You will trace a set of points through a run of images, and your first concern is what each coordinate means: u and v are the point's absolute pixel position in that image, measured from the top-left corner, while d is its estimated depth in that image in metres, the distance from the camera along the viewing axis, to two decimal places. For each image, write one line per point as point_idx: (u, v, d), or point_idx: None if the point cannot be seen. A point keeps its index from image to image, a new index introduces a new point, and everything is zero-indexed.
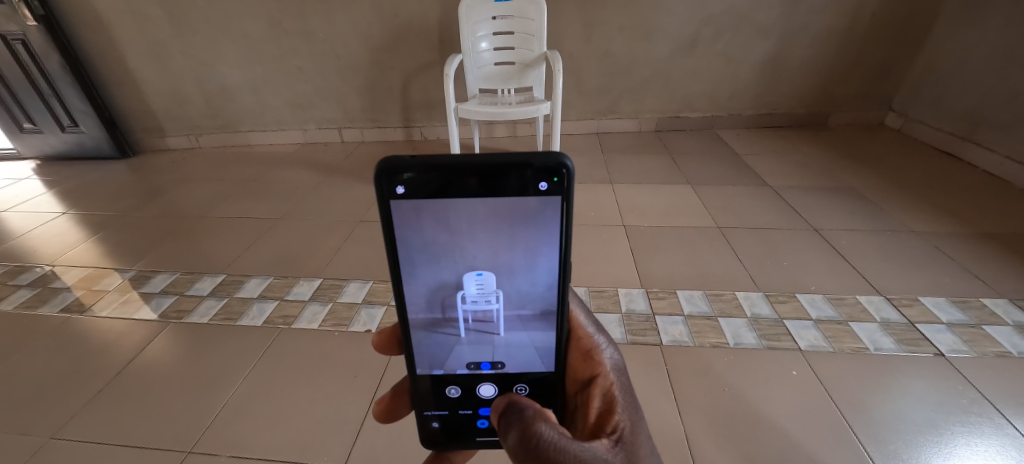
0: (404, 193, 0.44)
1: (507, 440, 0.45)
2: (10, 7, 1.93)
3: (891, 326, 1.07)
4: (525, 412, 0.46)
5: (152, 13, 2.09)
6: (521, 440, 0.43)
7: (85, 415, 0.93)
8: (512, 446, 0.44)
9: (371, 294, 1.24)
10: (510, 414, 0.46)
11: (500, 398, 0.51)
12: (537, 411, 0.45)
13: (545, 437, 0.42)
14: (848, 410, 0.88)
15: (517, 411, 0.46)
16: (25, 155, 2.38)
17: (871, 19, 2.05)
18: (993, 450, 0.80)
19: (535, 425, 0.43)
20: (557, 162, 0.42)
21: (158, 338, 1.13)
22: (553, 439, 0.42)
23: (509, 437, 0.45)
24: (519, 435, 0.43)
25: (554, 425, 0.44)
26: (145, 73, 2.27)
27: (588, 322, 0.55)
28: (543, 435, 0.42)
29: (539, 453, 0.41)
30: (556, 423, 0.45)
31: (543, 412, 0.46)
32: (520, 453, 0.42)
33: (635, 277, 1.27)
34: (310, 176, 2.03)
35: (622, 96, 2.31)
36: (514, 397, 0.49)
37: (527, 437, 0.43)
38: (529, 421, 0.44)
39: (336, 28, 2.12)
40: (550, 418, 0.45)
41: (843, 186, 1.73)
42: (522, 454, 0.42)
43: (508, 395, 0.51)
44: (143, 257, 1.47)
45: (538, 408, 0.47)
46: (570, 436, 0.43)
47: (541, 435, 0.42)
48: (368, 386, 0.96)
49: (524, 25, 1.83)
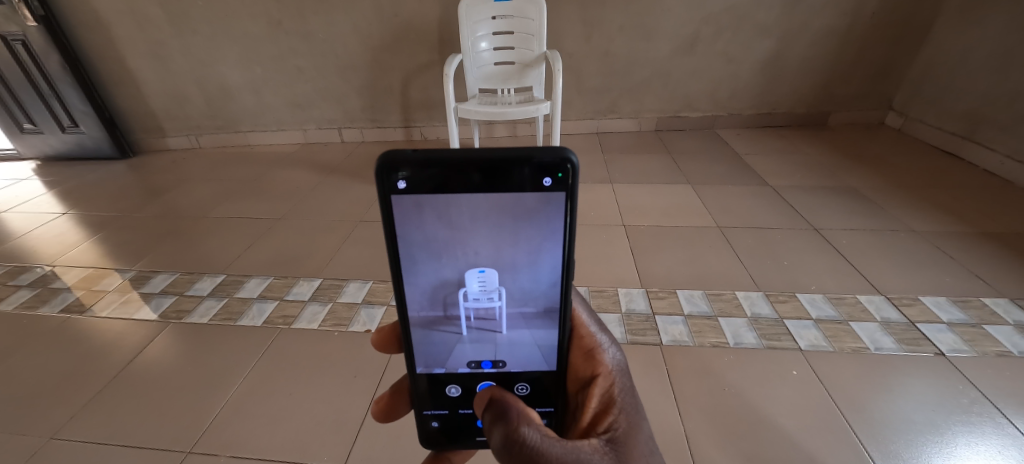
0: (405, 189, 0.43)
1: (490, 437, 0.45)
2: (10, 8, 1.93)
3: (891, 326, 1.07)
4: (507, 411, 0.45)
5: (152, 13, 2.09)
6: (504, 442, 0.43)
7: (84, 416, 0.93)
8: (496, 445, 0.44)
9: (370, 294, 1.24)
10: (493, 412, 0.46)
11: (483, 390, 0.51)
12: (519, 411, 0.45)
13: (528, 441, 0.42)
14: (848, 410, 0.87)
15: (501, 409, 0.45)
16: (25, 155, 2.38)
17: (871, 18, 2.05)
18: (993, 450, 0.80)
19: (517, 428, 0.43)
20: (561, 158, 0.42)
21: (158, 338, 1.13)
22: (536, 444, 0.42)
23: (492, 435, 0.45)
24: (502, 434, 0.44)
25: (537, 426, 0.44)
26: (145, 74, 2.27)
27: (590, 321, 0.55)
28: (526, 439, 0.42)
29: (522, 456, 0.42)
30: (540, 423, 0.45)
31: (527, 411, 0.46)
32: (503, 452, 0.43)
33: (635, 277, 1.27)
34: (310, 176, 2.04)
35: (621, 96, 2.31)
36: (499, 391, 0.48)
37: (509, 441, 0.43)
38: (512, 424, 0.44)
39: (336, 28, 2.12)
40: (534, 419, 0.45)
41: (843, 186, 1.73)
42: (504, 456, 0.43)
43: (492, 389, 0.51)
44: (143, 258, 1.47)
45: (520, 405, 0.47)
46: (553, 437, 0.44)
47: (524, 440, 0.42)
48: (367, 386, 0.96)
49: (524, 25, 1.83)
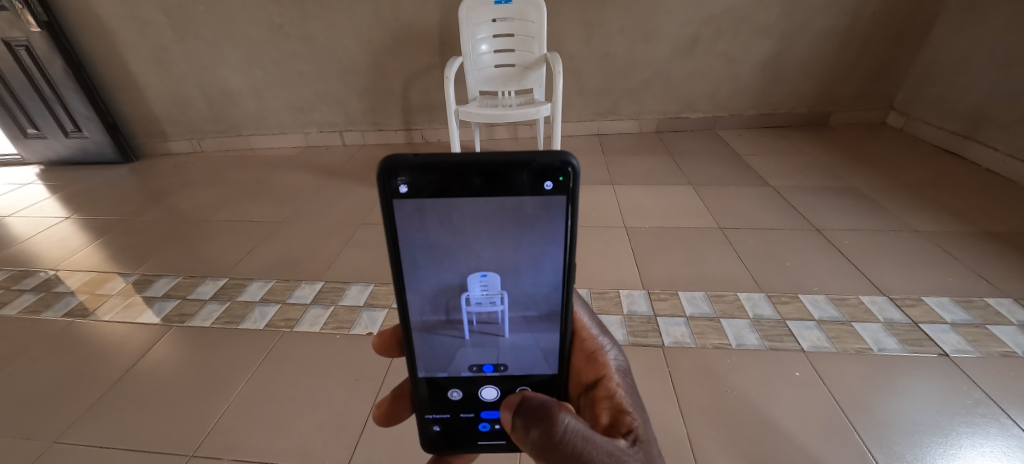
0: (407, 193, 0.44)
1: (529, 438, 0.43)
2: (13, 14, 1.94)
3: (895, 326, 1.06)
4: (542, 403, 0.44)
5: (154, 18, 2.11)
6: (548, 435, 0.42)
7: (87, 420, 0.94)
8: (537, 442, 0.42)
9: (371, 297, 1.25)
10: (529, 408, 0.43)
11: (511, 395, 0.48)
12: (557, 400, 0.44)
13: (573, 428, 0.42)
14: (852, 411, 0.87)
15: (536, 404, 0.44)
16: (29, 160, 2.39)
17: (872, 18, 2.05)
18: (999, 451, 0.80)
19: (558, 417, 0.42)
20: (561, 162, 0.42)
21: (161, 341, 1.14)
22: (580, 430, 0.42)
23: (532, 434, 0.43)
24: (548, 428, 0.42)
25: (574, 415, 0.44)
26: (147, 78, 2.28)
27: (592, 324, 0.55)
28: (570, 426, 0.42)
29: (568, 443, 0.41)
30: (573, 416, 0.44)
31: (560, 402, 0.45)
32: (549, 446, 0.42)
33: (636, 279, 1.27)
34: (311, 179, 2.04)
35: (622, 98, 2.31)
36: (528, 390, 0.46)
37: (554, 431, 0.41)
38: (552, 414, 0.42)
39: (337, 31, 2.13)
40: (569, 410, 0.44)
41: (844, 186, 1.73)
42: (552, 449, 0.41)
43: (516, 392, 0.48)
44: (146, 261, 1.48)
45: (551, 397, 0.45)
46: (591, 429, 0.44)
47: (569, 427, 0.41)
48: (369, 388, 0.96)
49: (524, 27, 1.83)
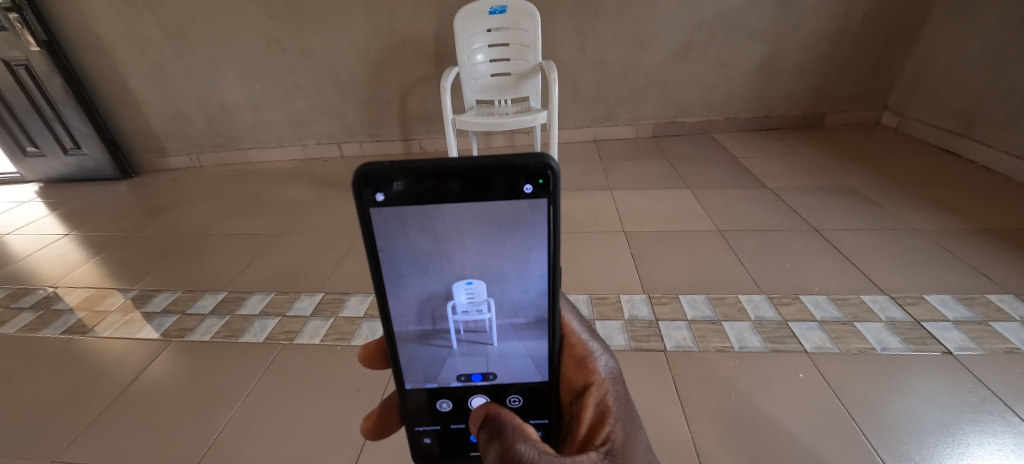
0: (384, 200, 0.44)
1: (488, 452, 0.45)
2: (12, 34, 1.97)
3: (897, 325, 1.06)
4: (504, 427, 0.45)
5: (152, 35, 2.13)
6: (501, 459, 0.43)
7: (84, 439, 0.92)
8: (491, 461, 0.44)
9: (371, 308, 1.24)
10: (492, 429, 0.46)
11: (478, 406, 0.50)
12: (517, 429, 0.45)
13: (524, 457, 0.42)
14: (858, 413, 0.86)
15: (496, 426, 0.46)
16: (28, 178, 2.40)
17: (862, 21, 2.08)
18: (1008, 450, 0.79)
19: (513, 445, 0.43)
20: (541, 164, 0.42)
21: (159, 357, 1.13)
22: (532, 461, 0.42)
23: (490, 452, 0.45)
24: (499, 451, 0.44)
25: (535, 442, 0.44)
26: (146, 94, 2.30)
27: (582, 328, 0.54)
28: (520, 455, 0.42)
29: None
30: (537, 440, 0.45)
31: (524, 427, 0.46)
32: None
33: (637, 284, 1.26)
34: (309, 191, 2.04)
35: (618, 104, 2.33)
36: (494, 406, 0.48)
37: (506, 457, 0.43)
38: (508, 441, 0.43)
39: (334, 45, 2.15)
40: (531, 434, 0.45)
41: (841, 186, 1.74)
42: None
43: (488, 404, 0.51)
44: (144, 277, 1.47)
45: (518, 422, 0.47)
46: (550, 454, 0.43)
47: (520, 456, 0.42)
48: (371, 400, 0.96)
49: (519, 36, 1.84)
